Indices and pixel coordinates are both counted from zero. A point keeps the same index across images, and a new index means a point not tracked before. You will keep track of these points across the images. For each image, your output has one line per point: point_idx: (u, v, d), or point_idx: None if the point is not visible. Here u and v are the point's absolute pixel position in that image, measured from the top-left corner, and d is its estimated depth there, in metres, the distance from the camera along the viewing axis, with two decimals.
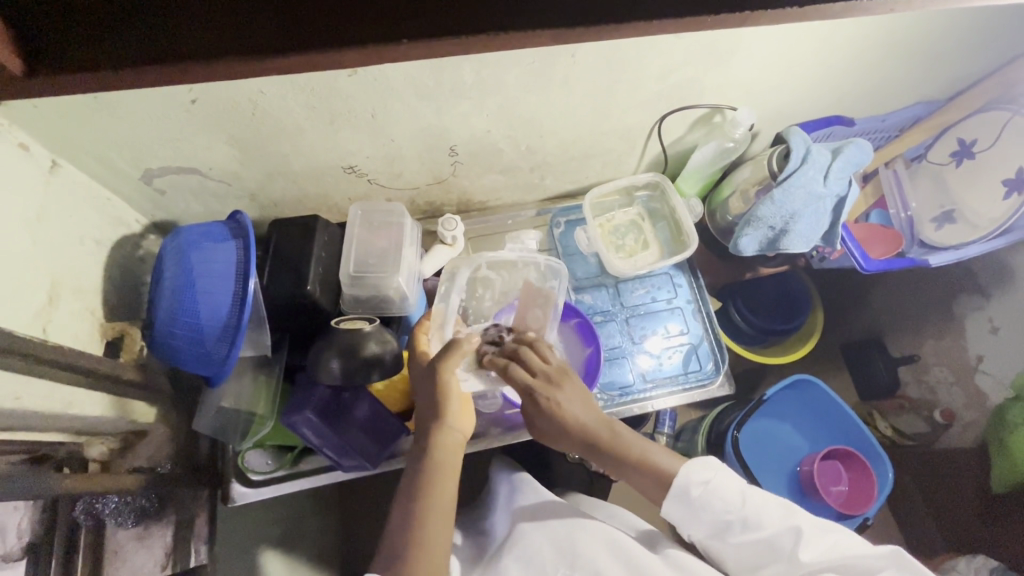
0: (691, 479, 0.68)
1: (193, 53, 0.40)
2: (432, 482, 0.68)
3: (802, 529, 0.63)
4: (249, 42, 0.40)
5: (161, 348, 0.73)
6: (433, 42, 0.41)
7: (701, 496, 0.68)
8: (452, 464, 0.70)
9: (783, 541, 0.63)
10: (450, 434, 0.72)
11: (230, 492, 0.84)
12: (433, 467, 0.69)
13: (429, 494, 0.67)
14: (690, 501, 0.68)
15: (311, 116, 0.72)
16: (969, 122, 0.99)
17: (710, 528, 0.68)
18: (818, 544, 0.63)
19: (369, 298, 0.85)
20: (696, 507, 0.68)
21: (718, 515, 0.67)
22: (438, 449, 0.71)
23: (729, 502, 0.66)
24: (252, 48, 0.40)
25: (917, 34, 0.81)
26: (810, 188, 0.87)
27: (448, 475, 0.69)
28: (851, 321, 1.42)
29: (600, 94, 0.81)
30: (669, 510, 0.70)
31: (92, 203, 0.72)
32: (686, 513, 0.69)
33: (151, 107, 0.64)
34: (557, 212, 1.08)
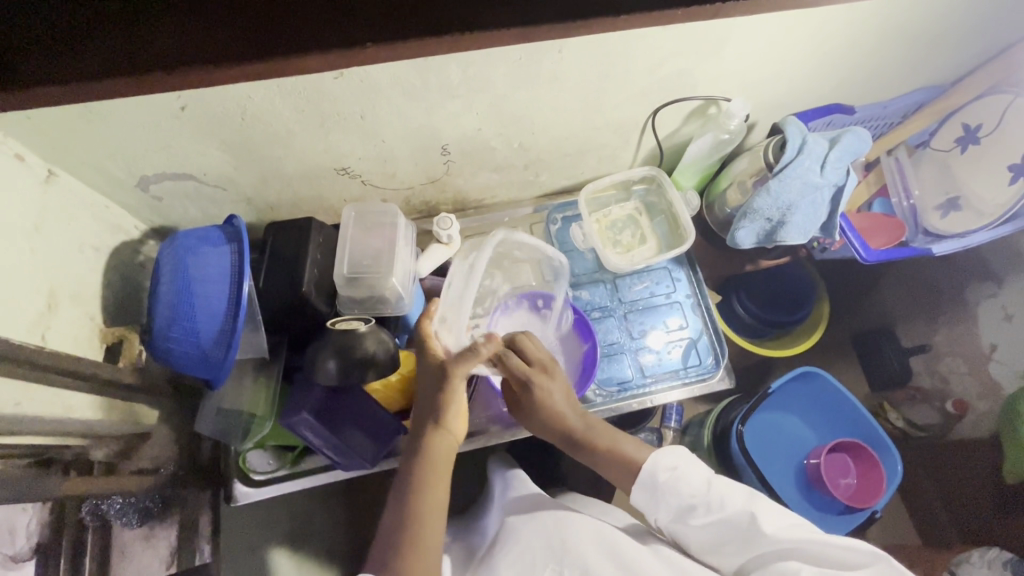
0: (658, 465, 0.69)
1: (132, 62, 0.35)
2: (426, 478, 0.70)
3: (767, 511, 0.64)
4: (197, 42, 0.34)
5: (160, 353, 0.74)
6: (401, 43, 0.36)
7: (667, 482, 0.68)
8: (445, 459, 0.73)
9: (744, 524, 0.65)
10: (443, 433, 0.74)
11: (233, 493, 0.86)
12: (425, 463, 0.71)
13: (420, 487, 0.69)
14: (655, 486, 0.69)
15: (301, 120, 0.72)
16: (973, 107, 0.97)
17: (673, 511, 0.68)
18: (780, 523, 0.64)
19: (364, 299, 0.85)
20: (661, 491, 0.68)
21: (682, 499, 0.67)
22: (432, 448, 0.73)
23: (695, 489, 0.67)
24: (195, 53, 0.34)
25: (914, 18, 0.79)
26: (806, 178, 0.86)
27: (442, 470, 0.71)
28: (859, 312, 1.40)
29: (591, 89, 0.80)
30: (636, 498, 0.71)
31: (91, 211, 0.74)
32: (649, 498, 0.70)
33: (141, 115, 0.65)
34: (554, 209, 1.08)
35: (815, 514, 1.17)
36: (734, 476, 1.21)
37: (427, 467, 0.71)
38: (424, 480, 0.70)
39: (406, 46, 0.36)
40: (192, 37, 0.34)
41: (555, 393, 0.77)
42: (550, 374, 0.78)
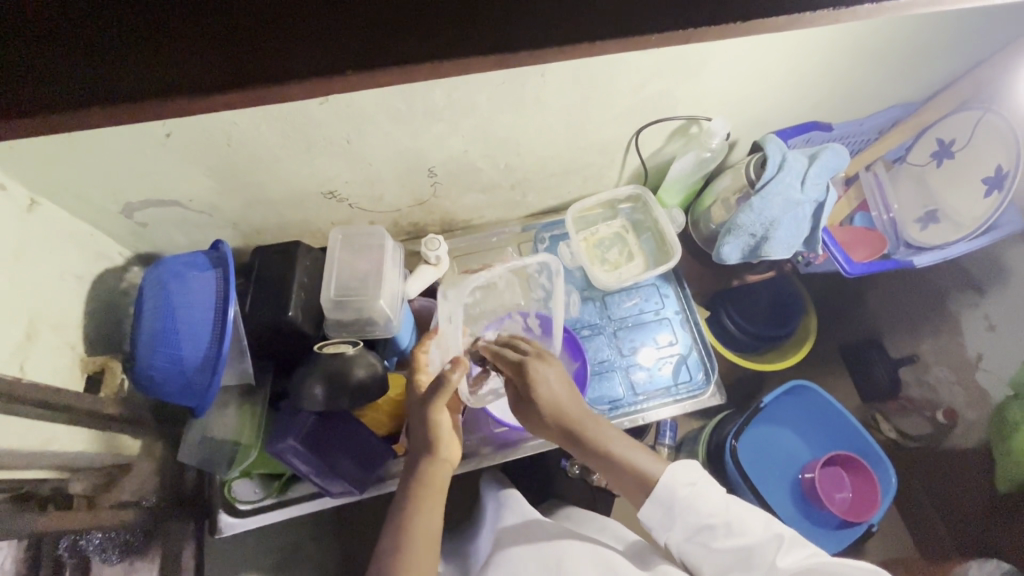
0: (676, 480, 0.68)
1: (107, 95, 0.34)
2: (421, 504, 0.69)
3: (784, 536, 0.65)
4: (178, 77, 0.34)
5: (142, 381, 0.73)
6: (383, 70, 0.36)
7: (687, 498, 0.67)
8: (437, 485, 0.72)
9: (765, 549, 0.64)
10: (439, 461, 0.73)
11: (217, 524, 0.84)
12: (421, 490, 0.70)
13: (415, 513, 0.68)
14: (673, 502, 0.68)
15: (287, 145, 0.73)
16: (946, 123, 1.00)
17: (690, 529, 0.67)
18: (796, 551, 0.64)
19: (352, 321, 0.85)
20: (678, 508, 0.67)
21: (702, 517, 0.66)
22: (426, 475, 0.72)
23: (715, 507, 0.67)
24: (174, 83, 0.34)
25: (883, 40, 0.82)
26: (788, 195, 0.87)
27: (436, 497, 0.71)
28: (848, 324, 1.41)
29: (574, 110, 0.81)
30: (647, 513, 0.69)
31: (74, 240, 0.73)
32: (664, 516, 0.68)
33: (125, 142, 0.65)
34: (542, 228, 1.09)
35: (812, 530, 1.17)
36: (730, 492, 1.21)
37: (422, 492, 0.71)
38: (418, 505, 0.69)
39: (388, 73, 0.36)
40: (168, 69, 0.34)
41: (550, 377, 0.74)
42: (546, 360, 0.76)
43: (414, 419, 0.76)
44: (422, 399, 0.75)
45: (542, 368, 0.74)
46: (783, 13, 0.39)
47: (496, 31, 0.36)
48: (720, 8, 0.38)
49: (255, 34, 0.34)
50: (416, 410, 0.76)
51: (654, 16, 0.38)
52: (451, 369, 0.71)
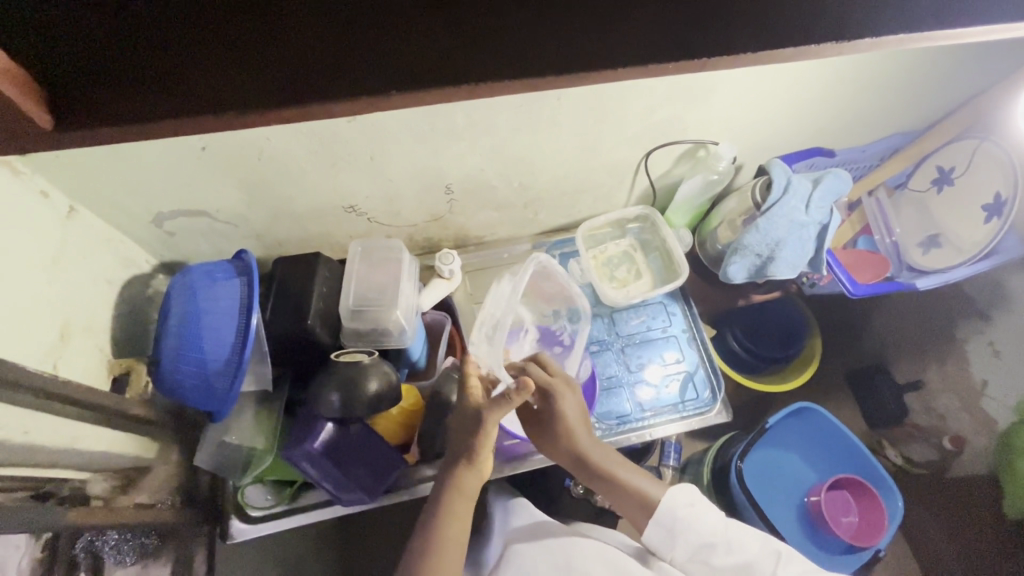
0: (676, 502, 0.69)
1: (166, 110, 0.38)
2: (450, 512, 0.70)
3: (782, 552, 0.66)
4: (231, 94, 0.38)
5: (164, 384, 0.75)
6: (419, 92, 0.39)
7: (687, 518, 0.68)
8: (468, 492, 0.72)
9: (764, 563, 0.65)
10: (475, 470, 0.73)
11: (229, 529, 0.84)
12: (453, 497, 0.71)
13: (445, 519, 0.70)
14: (675, 524, 0.68)
15: (314, 161, 0.77)
16: (945, 152, 1.03)
17: (692, 549, 0.67)
18: (796, 566, 0.65)
19: (367, 331, 0.87)
20: (679, 528, 0.68)
21: (703, 537, 0.67)
22: (460, 482, 0.72)
23: (715, 527, 0.67)
24: (228, 100, 0.38)
25: (883, 71, 0.85)
26: (792, 217, 0.89)
27: (466, 505, 0.72)
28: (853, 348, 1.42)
29: (587, 134, 0.85)
30: (649, 536, 0.69)
31: (106, 246, 0.76)
32: (665, 536, 0.68)
33: (164, 154, 0.68)
34: (552, 245, 1.11)
35: (818, 555, 1.16)
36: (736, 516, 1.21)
37: (451, 498, 0.72)
38: (448, 513, 0.70)
39: (428, 92, 0.39)
40: (231, 89, 0.38)
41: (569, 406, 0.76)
42: (570, 388, 0.78)
43: (456, 424, 0.76)
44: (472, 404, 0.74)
45: (567, 397, 0.76)
46: (788, 45, 0.42)
47: (526, 59, 0.40)
48: (727, 42, 0.42)
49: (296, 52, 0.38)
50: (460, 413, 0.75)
51: (667, 49, 0.41)
52: (523, 390, 0.68)
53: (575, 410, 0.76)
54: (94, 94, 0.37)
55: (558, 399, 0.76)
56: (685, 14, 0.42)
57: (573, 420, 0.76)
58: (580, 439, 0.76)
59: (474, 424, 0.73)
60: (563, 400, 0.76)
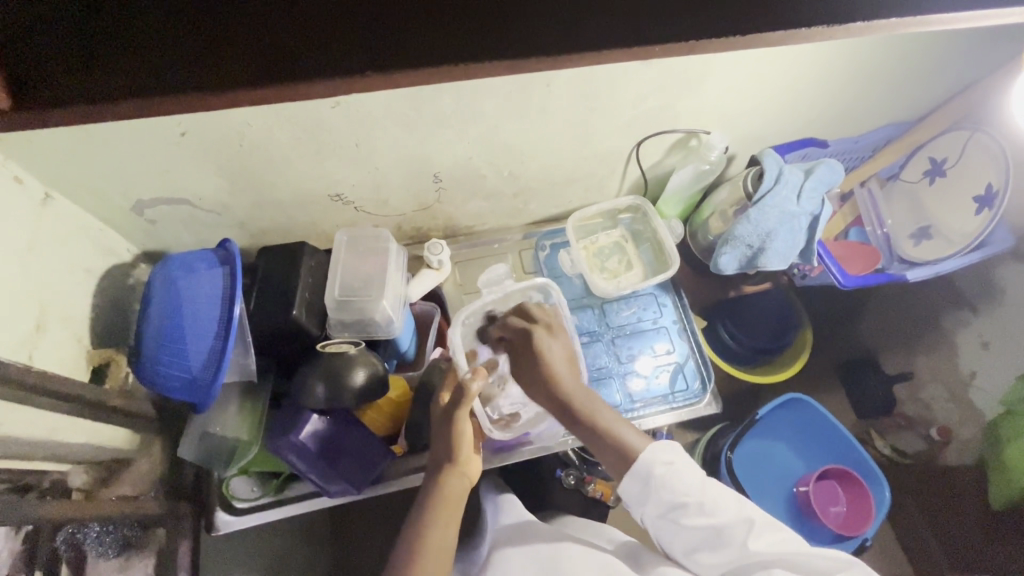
0: (654, 459, 0.67)
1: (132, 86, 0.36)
2: (435, 518, 0.70)
3: (755, 520, 0.64)
4: (203, 74, 0.37)
5: (146, 375, 0.73)
6: (399, 76, 0.38)
7: (663, 476, 0.66)
8: (453, 499, 0.72)
9: (736, 529, 0.64)
10: (456, 474, 0.73)
11: (214, 521, 0.83)
12: (437, 503, 0.71)
13: (429, 525, 0.69)
14: (649, 479, 0.66)
15: (298, 147, 0.75)
16: (937, 143, 1.02)
17: (663, 507, 0.66)
18: (768, 536, 0.64)
19: (354, 322, 0.86)
20: (654, 486, 0.66)
21: (676, 496, 0.65)
22: (444, 487, 0.72)
23: (690, 487, 0.65)
24: (200, 79, 0.37)
25: (877, 59, 0.84)
26: (783, 207, 0.88)
27: (451, 511, 0.71)
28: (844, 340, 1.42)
29: (577, 122, 0.84)
30: (625, 489, 0.68)
31: (84, 234, 0.74)
32: (640, 492, 0.67)
33: (142, 139, 0.66)
34: (543, 235, 1.10)
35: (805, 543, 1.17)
36: None
37: (435, 504, 0.71)
38: (432, 519, 0.69)
39: (405, 73, 0.38)
40: (201, 74, 0.37)
41: (534, 374, 0.77)
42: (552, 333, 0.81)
43: (434, 432, 0.77)
44: (444, 410, 0.77)
45: (551, 342, 0.80)
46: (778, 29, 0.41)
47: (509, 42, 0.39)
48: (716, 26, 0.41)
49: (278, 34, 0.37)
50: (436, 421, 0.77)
51: (654, 35, 0.40)
52: (472, 380, 0.75)
53: (558, 348, 0.79)
54: (64, 77, 0.36)
55: (538, 336, 0.80)
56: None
57: (554, 360, 0.78)
58: (558, 376, 0.76)
59: (449, 428, 0.75)
60: (548, 344, 0.80)
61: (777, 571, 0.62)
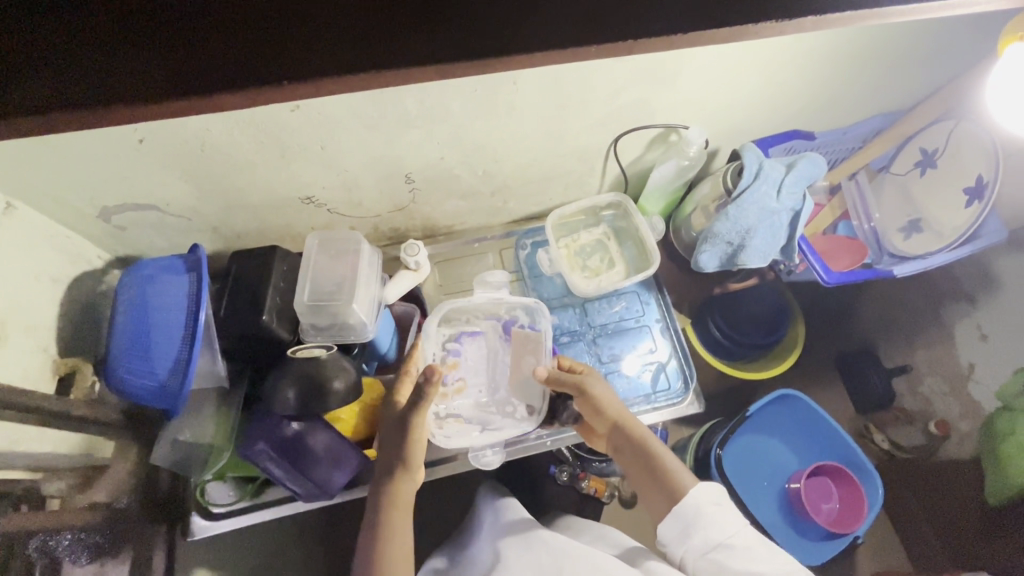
0: (702, 498, 0.68)
1: (31, 106, 0.35)
2: (390, 529, 0.71)
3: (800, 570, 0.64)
4: (115, 86, 0.36)
5: (114, 383, 0.73)
6: (329, 81, 0.37)
7: (712, 514, 0.66)
8: (402, 504, 0.73)
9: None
10: (406, 478, 0.75)
11: (191, 526, 0.84)
12: (390, 512, 0.72)
13: (383, 540, 0.70)
14: (696, 517, 0.67)
15: (261, 150, 0.74)
16: (928, 132, 0.99)
17: (708, 547, 0.65)
18: None
19: (327, 326, 0.85)
20: (701, 522, 0.66)
21: (723, 536, 0.65)
22: (395, 494, 0.74)
23: (737, 530, 0.66)
24: (116, 92, 0.36)
25: (856, 50, 0.81)
26: (764, 203, 0.86)
27: (403, 518, 0.72)
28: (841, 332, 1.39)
29: (549, 118, 0.82)
30: (664, 529, 0.68)
31: (50, 242, 0.74)
32: (680, 531, 0.67)
33: (99, 148, 0.66)
34: (523, 234, 1.09)
35: (797, 539, 1.17)
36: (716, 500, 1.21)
37: (387, 511, 0.72)
38: (388, 533, 0.71)
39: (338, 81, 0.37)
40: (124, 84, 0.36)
41: (605, 393, 0.81)
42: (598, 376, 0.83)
43: (388, 435, 0.77)
44: (398, 412, 0.76)
45: (598, 382, 0.82)
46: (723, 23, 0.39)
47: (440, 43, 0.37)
48: (661, 22, 0.39)
49: (185, 43, 0.36)
50: (391, 423, 0.77)
51: (593, 33, 0.39)
52: (429, 375, 0.72)
53: (605, 390, 0.81)
54: None
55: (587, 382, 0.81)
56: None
57: (606, 402, 0.80)
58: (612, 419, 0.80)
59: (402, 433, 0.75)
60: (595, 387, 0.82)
61: None
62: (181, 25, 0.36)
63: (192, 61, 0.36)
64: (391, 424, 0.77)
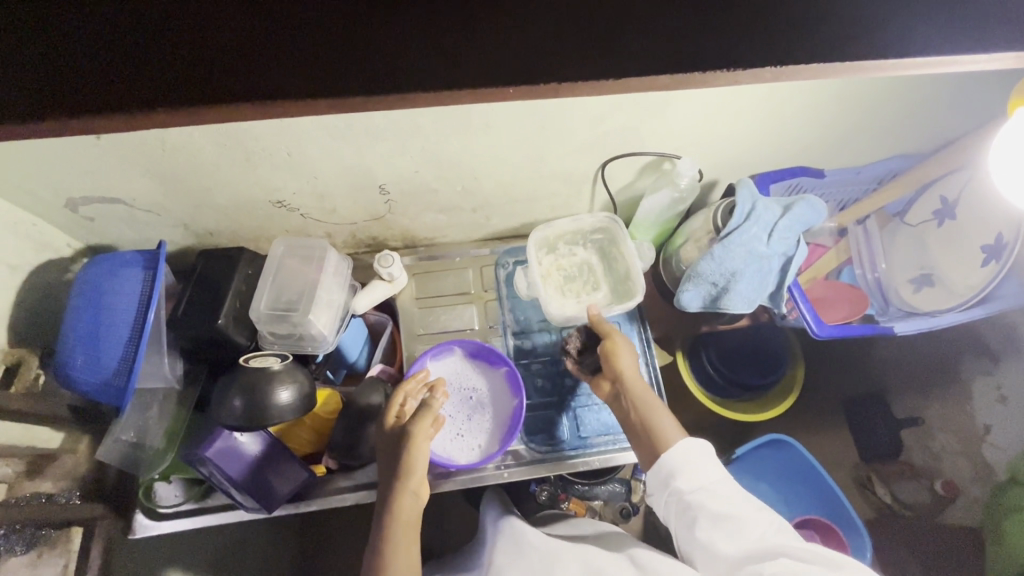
0: (685, 450, 0.68)
1: None
2: (392, 544, 0.68)
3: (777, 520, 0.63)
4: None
5: (61, 377, 0.73)
6: (234, 105, 0.35)
7: (691, 464, 0.67)
8: (408, 518, 0.70)
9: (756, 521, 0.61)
10: (409, 492, 0.72)
11: (132, 525, 0.83)
12: (392, 526, 0.69)
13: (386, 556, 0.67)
14: (675, 468, 0.67)
15: (225, 154, 0.72)
16: (949, 180, 0.91)
17: (686, 493, 0.65)
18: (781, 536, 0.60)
19: (286, 335, 0.84)
20: (677, 472, 0.67)
21: (699, 481, 0.66)
22: (397, 507, 0.71)
23: (713, 478, 0.66)
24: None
25: (865, 93, 0.75)
26: (752, 247, 0.80)
27: (406, 531, 0.69)
28: (850, 373, 1.28)
29: (529, 139, 0.78)
30: (647, 483, 0.70)
31: (13, 230, 0.74)
32: (660, 483, 0.69)
33: (55, 143, 0.65)
34: (504, 253, 1.04)
35: None
36: None
37: (390, 526, 0.69)
38: (389, 548, 0.68)
39: (245, 110, 0.35)
40: (5, 99, 0.34)
41: (624, 348, 0.80)
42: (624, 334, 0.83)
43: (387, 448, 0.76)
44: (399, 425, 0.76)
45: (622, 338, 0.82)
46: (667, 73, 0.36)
47: (361, 75, 0.35)
48: (606, 62, 0.37)
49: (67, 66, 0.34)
50: (390, 436, 0.76)
51: (534, 68, 0.36)
52: (433, 395, 0.79)
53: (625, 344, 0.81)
54: None
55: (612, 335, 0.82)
56: (532, 35, 0.37)
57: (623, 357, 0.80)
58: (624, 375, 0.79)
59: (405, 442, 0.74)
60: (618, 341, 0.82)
61: (783, 557, 0.57)
62: (65, 42, 0.35)
63: (71, 83, 0.34)
64: (390, 437, 0.77)
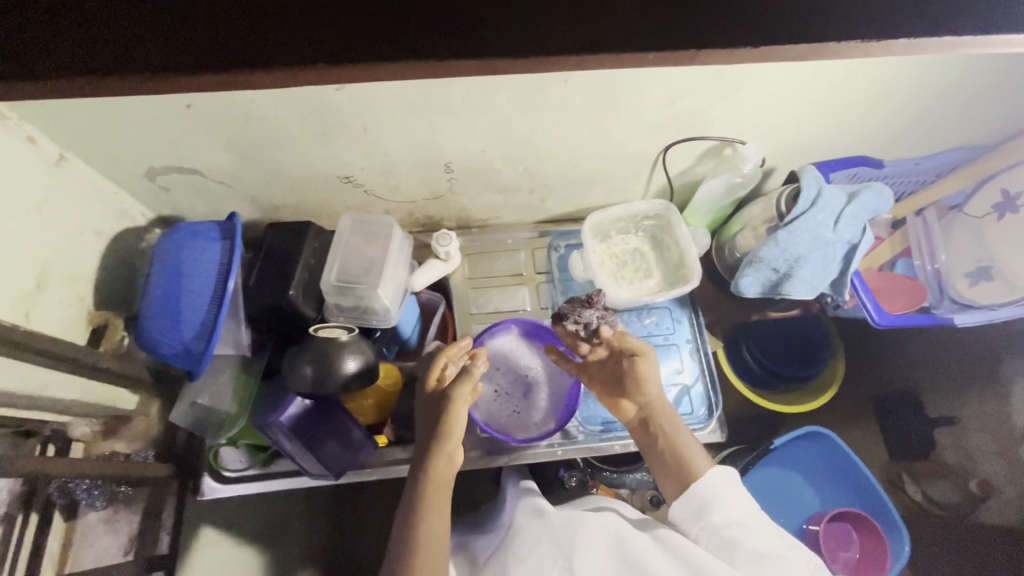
0: (719, 483, 0.69)
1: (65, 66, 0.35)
2: (426, 507, 0.70)
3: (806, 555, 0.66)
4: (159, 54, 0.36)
5: (144, 341, 0.75)
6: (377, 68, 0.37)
7: (726, 496, 0.68)
8: (444, 484, 0.72)
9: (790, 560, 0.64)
10: (445, 458, 0.73)
11: (201, 486, 0.86)
12: (427, 490, 0.71)
13: (419, 519, 0.69)
14: (711, 500, 0.68)
15: (305, 126, 0.73)
16: (1010, 174, 0.89)
17: (721, 526, 0.66)
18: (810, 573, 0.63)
19: (352, 308, 0.85)
20: (712, 504, 0.67)
21: (733, 515, 0.66)
22: (434, 473, 0.72)
23: (746, 512, 0.67)
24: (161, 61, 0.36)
25: (941, 79, 0.75)
26: (817, 232, 0.80)
27: (442, 494, 0.71)
28: (893, 368, 1.26)
29: (599, 119, 0.78)
30: (676, 509, 0.70)
31: (97, 197, 0.76)
32: (691, 512, 0.69)
33: (149, 111, 0.67)
34: (557, 236, 1.06)
35: None
36: None
37: (426, 491, 0.71)
38: (424, 510, 0.69)
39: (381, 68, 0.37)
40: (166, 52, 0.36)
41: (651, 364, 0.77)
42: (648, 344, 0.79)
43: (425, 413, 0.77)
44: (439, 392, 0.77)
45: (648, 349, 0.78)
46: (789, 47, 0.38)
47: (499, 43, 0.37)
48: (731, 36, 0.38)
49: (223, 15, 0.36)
50: (429, 403, 0.77)
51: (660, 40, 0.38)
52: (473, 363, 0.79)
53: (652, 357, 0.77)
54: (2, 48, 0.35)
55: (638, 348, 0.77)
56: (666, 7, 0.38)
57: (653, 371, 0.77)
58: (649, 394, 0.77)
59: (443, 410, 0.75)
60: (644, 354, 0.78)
61: None
62: None
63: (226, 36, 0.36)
64: (428, 403, 0.78)
